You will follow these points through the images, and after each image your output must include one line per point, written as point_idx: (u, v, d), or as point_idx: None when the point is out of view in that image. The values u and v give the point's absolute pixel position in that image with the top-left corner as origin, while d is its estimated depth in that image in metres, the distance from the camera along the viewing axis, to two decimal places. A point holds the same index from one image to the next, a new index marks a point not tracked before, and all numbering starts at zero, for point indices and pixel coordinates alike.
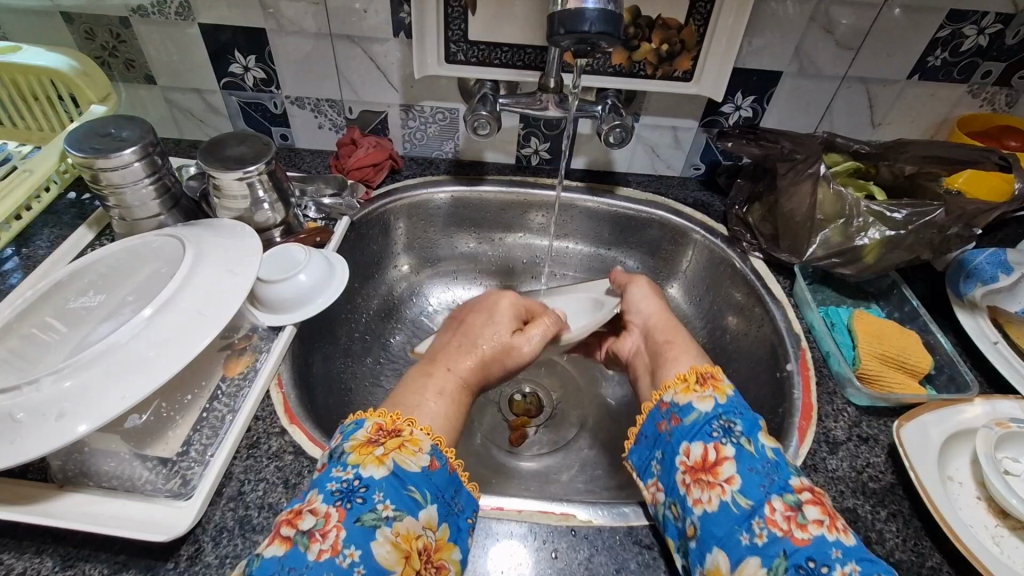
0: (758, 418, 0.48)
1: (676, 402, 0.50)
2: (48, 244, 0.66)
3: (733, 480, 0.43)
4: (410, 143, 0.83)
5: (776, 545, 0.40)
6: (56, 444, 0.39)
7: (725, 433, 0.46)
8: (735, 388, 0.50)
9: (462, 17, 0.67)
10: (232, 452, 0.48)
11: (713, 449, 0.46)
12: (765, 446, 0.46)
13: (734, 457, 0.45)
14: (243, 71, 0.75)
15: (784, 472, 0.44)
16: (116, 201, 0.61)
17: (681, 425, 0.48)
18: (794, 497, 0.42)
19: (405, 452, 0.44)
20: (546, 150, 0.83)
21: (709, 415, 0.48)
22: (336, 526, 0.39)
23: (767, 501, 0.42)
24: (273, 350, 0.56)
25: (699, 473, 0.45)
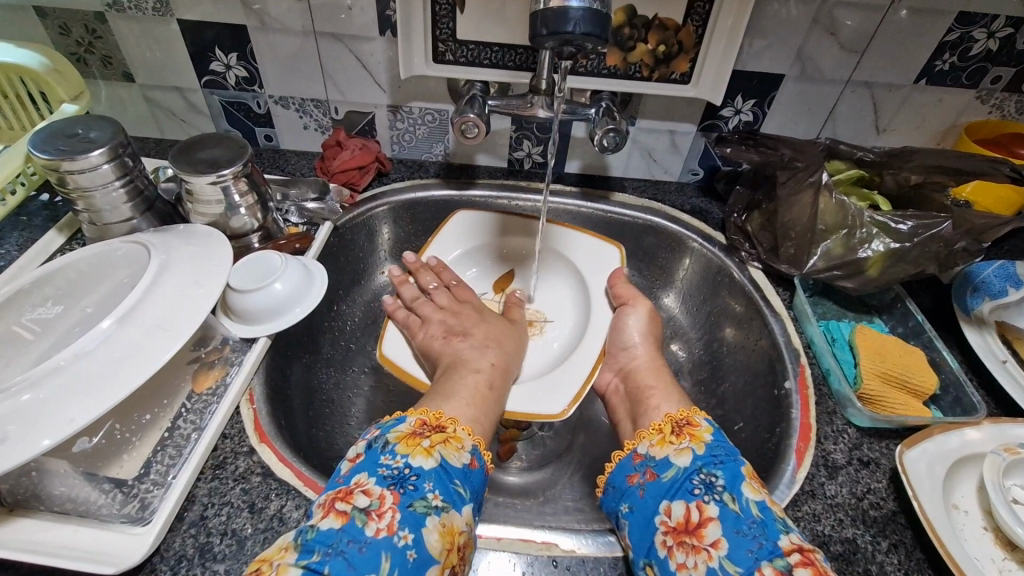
0: (739, 463, 0.47)
1: (654, 455, 0.49)
2: (17, 248, 0.63)
3: (719, 544, 0.41)
4: (398, 145, 0.80)
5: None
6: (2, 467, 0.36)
7: (707, 489, 0.45)
8: (713, 432, 0.50)
9: (450, 15, 0.65)
10: (196, 473, 0.46)
11: (695, 508, 0.44)
12: (750, 500, 0.44)
13: (718, 517, 0.43)
14: (224, 69, 0.73)
15: (773, 532, 0.41)
16: (85, 204, 0.59)
17: (661, 480, 0.47)
18: (784, 560, 0.39)
19: (450, 447, 0.46)
20: (539, 153, 0.80)
21: (688, 468, 0.47)
22: (391, 508, 0.40)
23: (756, 567, 0.39)
24: (245, 363, 0.54)
25: (682, 536, 0.43)
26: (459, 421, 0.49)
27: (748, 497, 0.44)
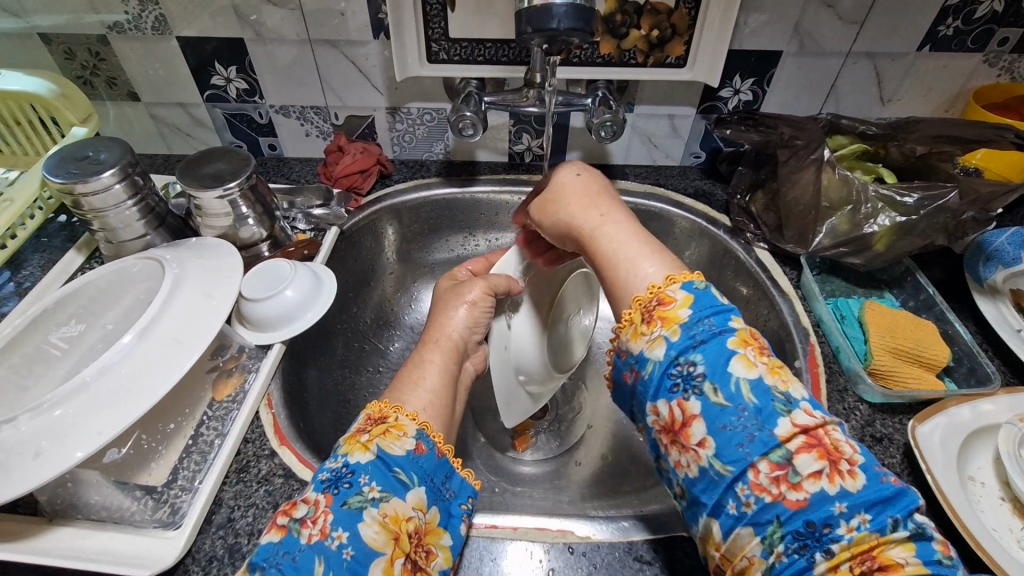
0: (725, 335, 0.38)
1: (629, 351, 0.41)
2: (38, 269, 0.66)
3: (706, 443, 0.36)
4: (400, 147, 0.81)
5: (768, 514, 0.34)
6: (37, 481, 0.38)
7: (687, 383, 0.38)
8: (690, 303, 0.40)
9: (442, 14, 0.65)
10: (222, 476, 0.48)
11: (678, 406, 0.38)
12: (740, 384, 0.36)
13: (703, 414, 0.36)
14: (225, 82, 0.74)
15: (769, 419, 0.35)
16: (100, 224, 0.61)
17: (641, 378, 0.40)
18: (781, 451, 0.34)
19: (389, 437, 0.43)
20: (539, 146, 0.80)
21: (665, 361, 0.39)
22: (325, 511, 0.39)
23: (750, 464, 0.34)
24: (261, 368, 0.55)
25: (671, 435, 0.38)
26: (404, 407, 0.46)
27: (738, 376, 0.36)
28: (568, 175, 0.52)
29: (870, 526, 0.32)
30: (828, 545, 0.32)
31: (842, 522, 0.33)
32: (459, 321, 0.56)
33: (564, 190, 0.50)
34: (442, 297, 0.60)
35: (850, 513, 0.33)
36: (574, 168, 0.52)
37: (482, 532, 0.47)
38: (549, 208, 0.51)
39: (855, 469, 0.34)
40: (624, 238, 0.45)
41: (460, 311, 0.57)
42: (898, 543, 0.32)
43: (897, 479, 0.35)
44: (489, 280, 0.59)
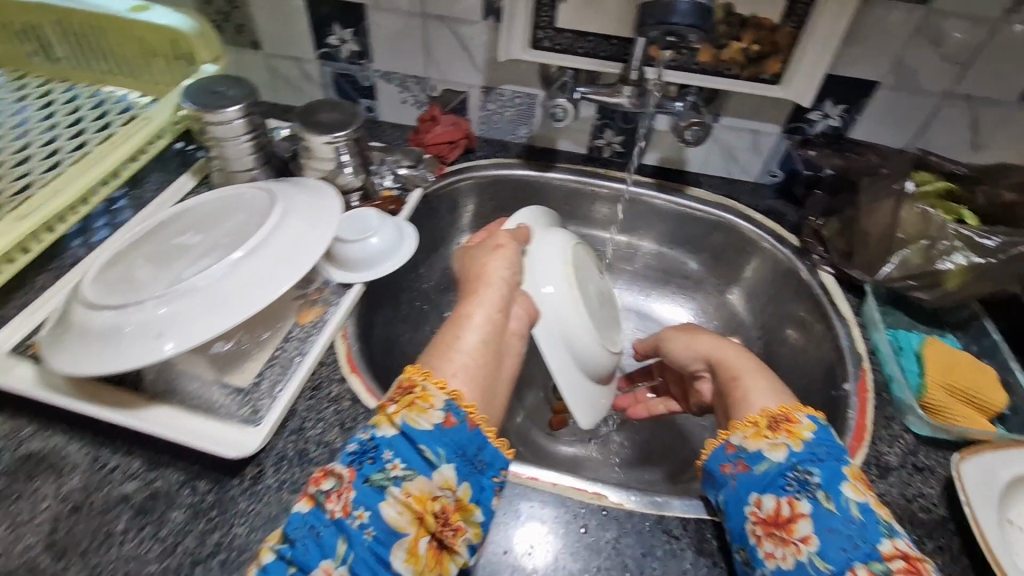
0: (843, 462, 0.44)
1: (745, 446, 0.47)
2: (155, 188, 0.73)
3: (810, 540, 0.40)
4: (487, 125, 0.84)
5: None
6: (156, 357, 0.46)
7: (800, 485, 0.43)
8: (816, 428, 0.46)
9: (552, 5, 0.68)
10: (298, 390, 0.53)
11: (787, 502, 0.42)
12: (850, 500, 0.41)
13: (810, 514, 0.41)
14: (339, 43, 0.80)
15: (873, 535, 0.39)
16: (218, 153, 0.67)
17: (749, 472, 0.45)
18: (881, 565, 0.38)
19: (415, 410, 0.46)
20: (620, 143, 0.83)
21: (783, 464, 0.44)
22: (348, 487, 0.42)
23: (851, 568, 0.38)
24: (342, 303, 0.60)
25: (771, 527, 0.42)
26: (434, 375, 0.49)
27: (851, 498, 0.42)
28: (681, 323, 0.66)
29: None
30: None
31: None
32: (499, 270, 0.59)
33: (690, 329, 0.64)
34: (473, 256, 0.62)
35: None
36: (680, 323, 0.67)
37: (523, 481, 0.50)
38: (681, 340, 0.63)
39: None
40: (747, 366, 0.55)
41: (496, 257, 0.61)
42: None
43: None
44: (511, 234, 0.65)
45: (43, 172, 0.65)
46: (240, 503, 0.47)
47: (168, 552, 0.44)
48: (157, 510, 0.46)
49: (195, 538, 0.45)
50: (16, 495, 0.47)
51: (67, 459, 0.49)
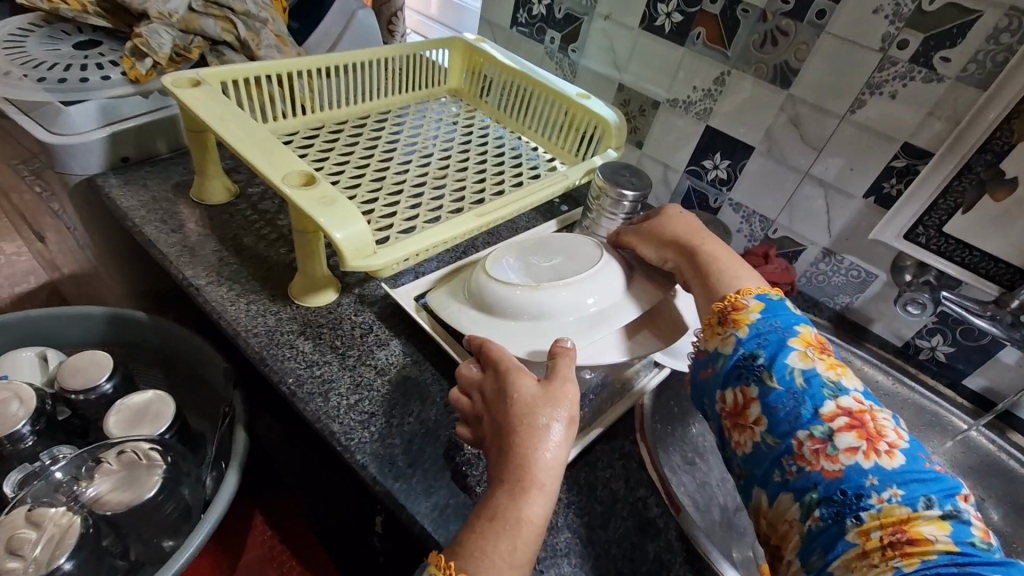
0: (788, 334, 0.50)
1: (709, 350, 0.54)
2: (527, 220, 0.91)
3: (761, 421, 0.48)
4: (808, 280, 0.88)
5: (809, 479, 0.44)
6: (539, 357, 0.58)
7: (749, 373, 0.49)
8: (760, 309, 0.52)
9: (949, 211, 0.71)
10: (597, 435, 0.61)
11: (741, 393, 0.50)
12: (794, 370, 0.47)
13: (760, 398, 0.48)
14: (711, 167, 0.92)
15: (815, 400, 0.46)
16: (595, 216, 0.82)
17: (716, 371, 0.52)
18: (824, 429, 0.44)
19: None
20: (945, 354, 0.79)
21: (734, 354, 0.51)
22: None
23: (794, 439, 0.45)
24: (650, 380, 0.67)
25: (736, 418, 0.50)
26: None
27: (795, 366, 0.48)
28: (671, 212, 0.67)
29: (902, 500, 0.41)
30: (860, 513, 0.41)
31: (874, 493, 0.41)
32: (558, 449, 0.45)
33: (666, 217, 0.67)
34: (522, 412, 0.46)
35: (882, 487, 0.41)
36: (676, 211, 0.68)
37: None
38: (647, 237, 0.65)
39: (893, 450, 0.43)
40: (711, 240, 0.62)
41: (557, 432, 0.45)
42: (931, 520, 0.39)
43: (944, 471, 0.43)
44: (561, 367, 0.49)
45: (475, 187, 0.84)
46: None
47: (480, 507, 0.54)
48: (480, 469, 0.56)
49: None
50: (394, 403, 0.61)
51: (430, 394, 0.62)
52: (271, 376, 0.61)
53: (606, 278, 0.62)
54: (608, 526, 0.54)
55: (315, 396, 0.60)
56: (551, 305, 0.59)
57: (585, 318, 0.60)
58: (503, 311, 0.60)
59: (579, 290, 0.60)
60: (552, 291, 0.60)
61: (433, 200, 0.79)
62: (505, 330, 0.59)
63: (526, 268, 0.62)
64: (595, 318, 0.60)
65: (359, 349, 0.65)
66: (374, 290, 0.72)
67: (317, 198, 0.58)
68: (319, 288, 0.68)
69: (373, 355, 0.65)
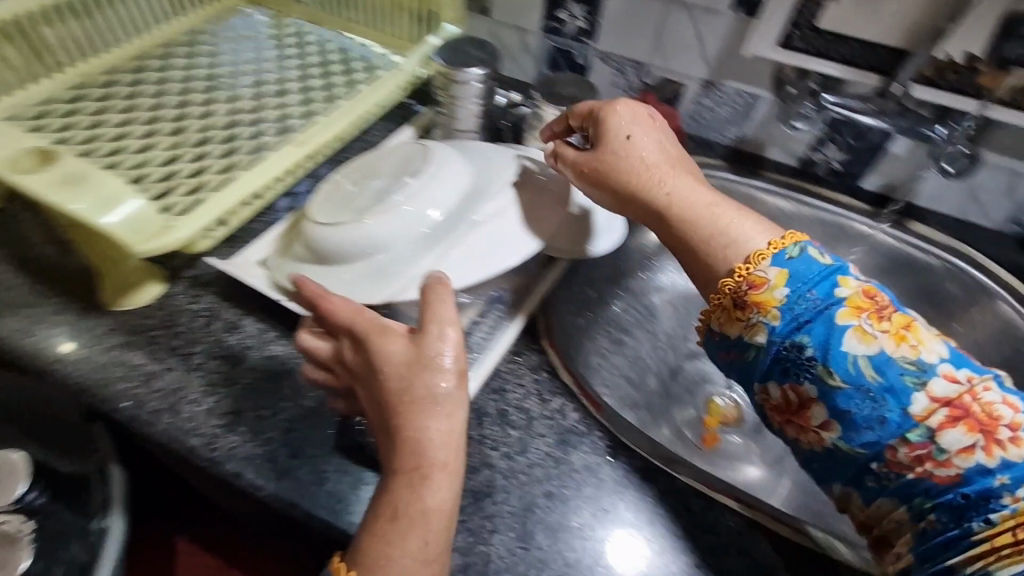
0: (833, 308, 0.42)
1: (724, 334, 0.47)
2: (378, 134, 0.77)
3: (829, 426, 0.42)
4: (696, 121, 0.81)
5: (917, 487, 0.40)
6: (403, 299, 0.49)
7: (795, 367, 0.43)
8: (778, 279, 0.44)
9: (819, 4, 0.64)
10: (501, 356, 0.55)
11: (793, 391, 0.43)
12: (859, 364, 0.41)
13: (819, 398, 0.42)
14: (567, 18, 0.79)
15: (903, 398, 0.40)
16: (448, 110, 0.70)
17: (745, 361, 0.46)
18: (919, 431, 0.39)
19: None
20: (841, 162, 0.76)
21: (770, 346, 0.44)
22: None
23: (888, 447, 0.40)
24: (546, 278, 0.61)
25: (788, 415, 0.44)
26: None
27: (856, 353, 0.41)
28: (638, 134, 0.54)
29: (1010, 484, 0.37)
30: (989, 517, 0.37)
31: (1007, 493, 0.37)
32: (447, 421, 0.40)
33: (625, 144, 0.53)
34: (400, 387, 0.40)
35: (1013, 486, 0.37)
36: (624, 126, 0.54)
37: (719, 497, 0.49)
38: (592, 181, 0.54)
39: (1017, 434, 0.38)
40: (677, 179, 0.51)
41: (445, 392, 0.40)
42: None
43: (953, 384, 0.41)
44: (430, 313, 0.42)
45: (299, 107, 0.70)
46: None
47: None
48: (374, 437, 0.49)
49: None
50: (261, 392, 0.52)
51: (302, 369, 0.53)
52: (105, 406, 0.51)
53: (443, 182, 0.53)
54: (529, 451, 0.50)
55: (164, 413, 0.50)
56: (385, 235, 0.50)
57: (431, 235, 0.51)
58: (341, 257, 0.51)
59: (414, 203, 0.51)
60: (378, 219, 0.51)
61: (250, 139, 0.65)
62: (350, 278, 0.51)
63: (354, 199, 0.53)
64: (443, 232, 0.51)
65: (206, 342, 0.55)
66: (208, 268, 0.60)
67: (59, 177, 0.46)
68: (135, 284, 0.57)
69: (225, 345, 0.55)
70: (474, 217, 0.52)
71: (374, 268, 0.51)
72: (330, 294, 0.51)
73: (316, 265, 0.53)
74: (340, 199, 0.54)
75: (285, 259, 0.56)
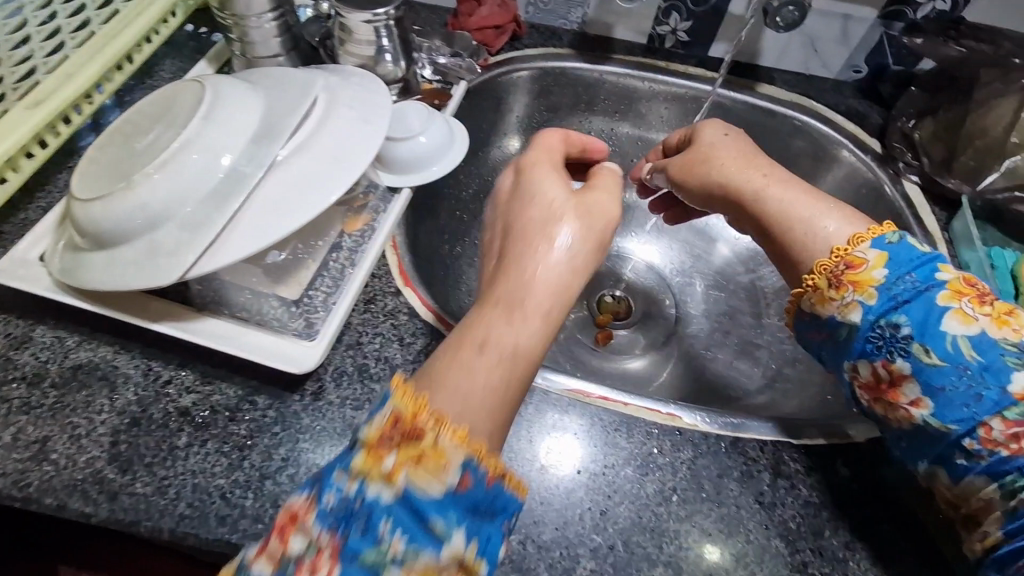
0: (932, 288, 0.41)
1: (817, 315, 0.44)
2: (170, 76, 0.65)
3: (921, 403, 0.39)
4: (535, 7, 0.74)
5: (1009, 462, 0.36)
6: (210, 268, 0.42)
7: (890, 345, 0.40)
8: (884, 265, 0.42)
9: None
10: (352, 305, 0.49)
11: (884, 367, 0.41)
12: (956, 339, 0.39)
13: (914, 374, 0.39)
14: None
15: (1000, 376, 0.37)
16: (241, 34, 0.59)
17: (838, 340, 0.43)
18: (1016, 409, 0.37)
19: (422, 470, 0.31)
20: (687, 30, 0.73)
21: (863, 324, 0.42)
22: (325, 562, 0.29)
23: (979, 423, 0.37)
24: (392, 210, 0.55)
25: (878, 394, 0.42)
26: (439, 415, 0.32)
27: (954, 332, 0.39)
28: (710, 134, 0.55)
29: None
30: None
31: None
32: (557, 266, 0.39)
33: (712, 149, 0.53)
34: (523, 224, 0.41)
35: None
36: (722, 129, 0.55)
37: (595, 400, 0.48)
38: (687, 175, 0.54)
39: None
40: (770, 168, 0.51)
41: (557, 255, 0.39)
42: None
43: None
44: (600, 184, 0.44)
45: None
46: (303, 422, 0.44)
47: (235, 467, 0.42)
48: (217, 425, 0.44)
49: (260, 455, 0.43)
50: (70, 406, 0.44)
51: (117, 371, 0.46)
52: None
53: (230, 120, 0.45)
54: None
55: None
56: (166, 199, 0.42)
57: (224, 182, 0.43)
58: (120, 236, 0.43)
59: (196, 154, 0.43)
60: (152, 181, 0.42)
61: None
62: (138, 258, 0.43)
63: (122, 163, 0.44)
64: (238, 178, 0.43)
65: None
66: None
67: None
68: None
69: (13, 363, 0.46)
70: (275, 152, 0.44)
71: (161, 234, 0.42)
72: (120, 280, 0.43)
73: (98, 251, 0.44)
74: (106, 168, 0.45)
75: (62, 252, 0.47)
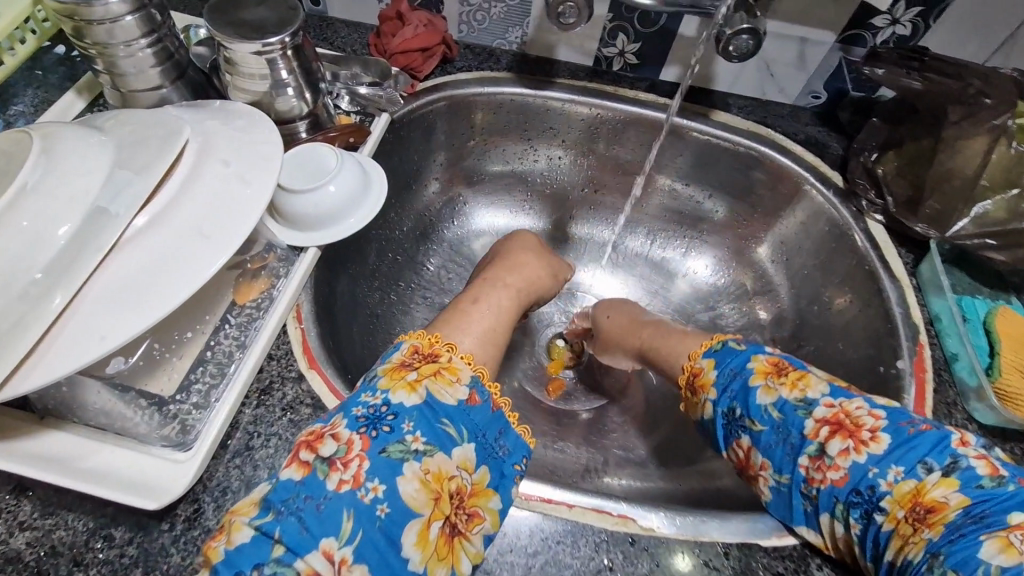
0: (747, 373, 0.44)
1: (695, 419, 0.48)
2: (30, 109, 0.55)
3: (766, 466, 0.41)
4: (467, 26, 0.67)
5: (827, 496, 0.38)
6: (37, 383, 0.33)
7: (734, 424, 0.43)
8: (717, 365, 0.46)
9: None
10: (239, 398, 0.41)
11: (739, 447, 0.43)
12: (768, 406, 0.42)
13: (754, 443, 0.42)
14: None
15: (794, 425, 0.40)
16: (106, 64, 0.49)
17: (711, 435, 0.46)
18: (814, 446, 0.39)
19: (440, 380, 0.39)
20: (635, 52, 0.66)
21: (715, 412, 0.45)
22: (359, 455, 0.35)
23: (796, 465, 0.40)
24: (293, 276, 0.47)
25: (745, 471, 0.43)
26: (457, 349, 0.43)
27: (764, 402, 0.42)
28: (602, 310, 0.65)
29: (905, 475, 0.36)
30: (878, 505, 0.36)
31: (881, 479, 0.36)
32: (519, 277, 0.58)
33: (608, 328, 0.63)
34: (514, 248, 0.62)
35: (885, 471, 0.36)
36: (608, 308, 0.65)
37: (534, 505, 0.41)
38: (609, 347, 0.63)
39: (877, 434, 0.38)
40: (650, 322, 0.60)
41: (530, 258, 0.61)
42: (937, 482, 0.35)
43: (925, 423, 0.38)
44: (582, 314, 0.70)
45: None
46: (171, 560, 0.36)
47: None
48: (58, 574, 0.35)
49: None
50: None
51: None
52: None
53: (57, 180, 0.35)
54: None
55: None
56: None
57: (64, 255, 0.34)
58: None
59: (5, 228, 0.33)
60: None
61: None
62: None
63: None
64: (69, 261, 0.34)
65: None
66: None
67: None
68: None
69: None
70: (122, 223, 0.35)
71: None
72: None
73: None
74: None
75: None
